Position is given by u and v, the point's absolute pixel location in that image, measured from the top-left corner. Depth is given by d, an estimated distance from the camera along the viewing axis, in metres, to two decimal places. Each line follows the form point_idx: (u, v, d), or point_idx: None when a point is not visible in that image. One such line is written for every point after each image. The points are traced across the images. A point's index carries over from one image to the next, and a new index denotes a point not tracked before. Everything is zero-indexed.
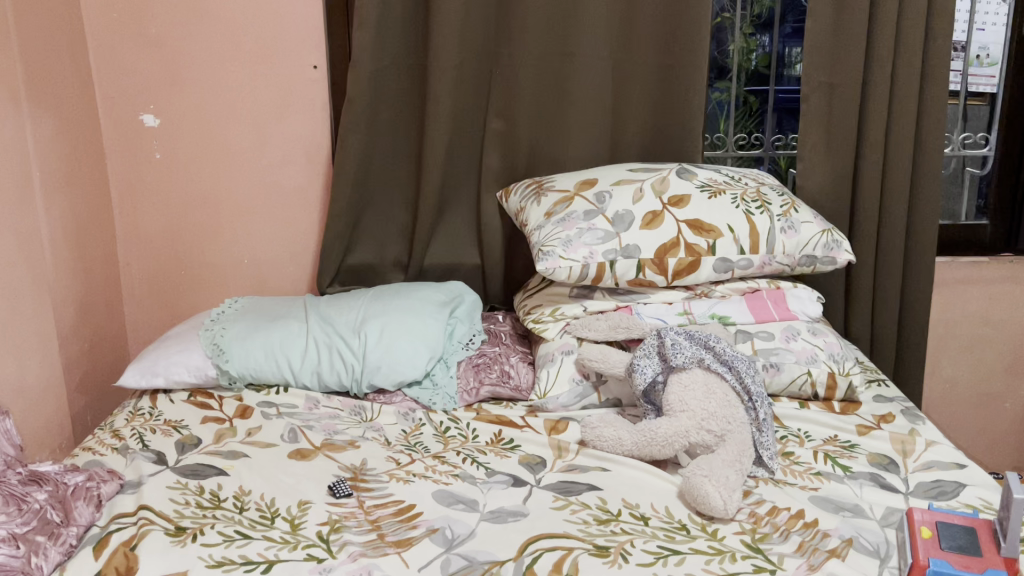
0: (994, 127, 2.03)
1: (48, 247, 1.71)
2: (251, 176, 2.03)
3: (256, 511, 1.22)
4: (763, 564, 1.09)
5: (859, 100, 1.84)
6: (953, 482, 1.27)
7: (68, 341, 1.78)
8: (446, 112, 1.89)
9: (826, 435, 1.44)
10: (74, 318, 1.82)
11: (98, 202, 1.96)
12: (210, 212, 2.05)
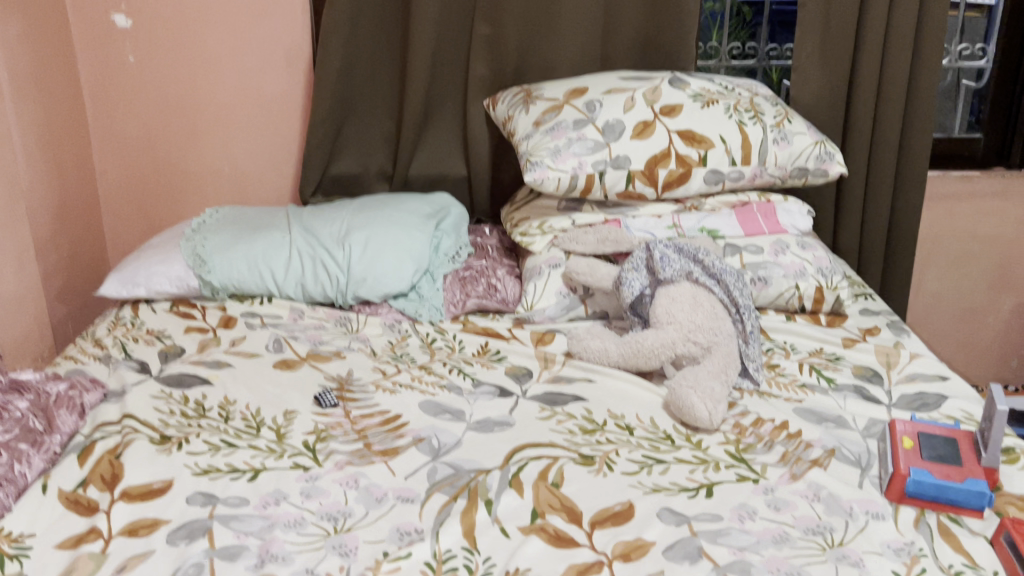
0: (992, 37, 1.98)
1: (19, 153, 1.66)
2: (230, 82, 1.96)
3: (241, 420, 1.22)
4: (746, 473, 1.10)
5: (858, 7, 1.78)
6: (936, 395, 1.28)
7: (45, 250, 1.75)
8: (431, 16, 1.81)
9: (812, 347, 1.44)
10: (50, 227, 1.78)
11: (71, 106, 1.90)
12: (187, 119, 1.99)
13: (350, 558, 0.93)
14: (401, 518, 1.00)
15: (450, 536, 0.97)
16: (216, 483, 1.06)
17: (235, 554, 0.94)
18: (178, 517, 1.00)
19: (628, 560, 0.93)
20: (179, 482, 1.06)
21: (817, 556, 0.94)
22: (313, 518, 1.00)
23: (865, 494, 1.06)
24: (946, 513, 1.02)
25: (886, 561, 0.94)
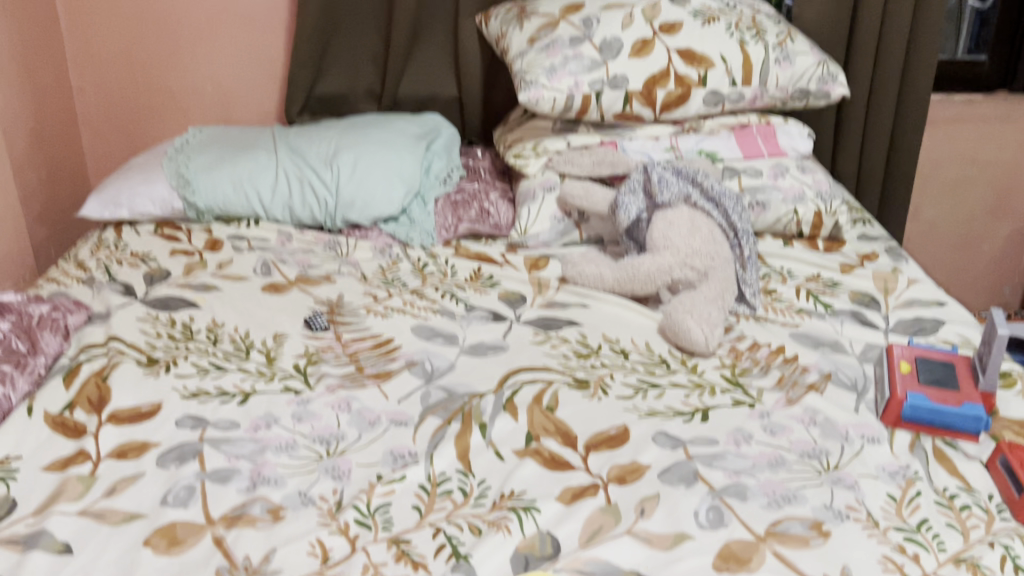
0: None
1: None
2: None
3: (230, 344, 1.20)
4: (742, 397, 1.09)
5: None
6: (933, 320, 1.27)
7: (23, 169, 1.69)
8: None
9: (809, 273, 1.42)
10: (28, 146, 1.72)
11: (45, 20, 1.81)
12: (166, 34, 1.91)
13: (343, 482, 0.92)
14: (395, 442, 0.99)
15: (443, 459, 0.96)
16: (206, 407, 1.05)
17: (226, 477, 0.92)
18: (167, 440, 0.98)
19: (623, 484, 0.93)
20: (167, 405, 1.05)
21: (813, 480, 0.93)
22: (305, 441, 0.99)
23: (861, 419, 1.05)
24: (941, 437, 1.02)
25: (881, 484, 0.93)
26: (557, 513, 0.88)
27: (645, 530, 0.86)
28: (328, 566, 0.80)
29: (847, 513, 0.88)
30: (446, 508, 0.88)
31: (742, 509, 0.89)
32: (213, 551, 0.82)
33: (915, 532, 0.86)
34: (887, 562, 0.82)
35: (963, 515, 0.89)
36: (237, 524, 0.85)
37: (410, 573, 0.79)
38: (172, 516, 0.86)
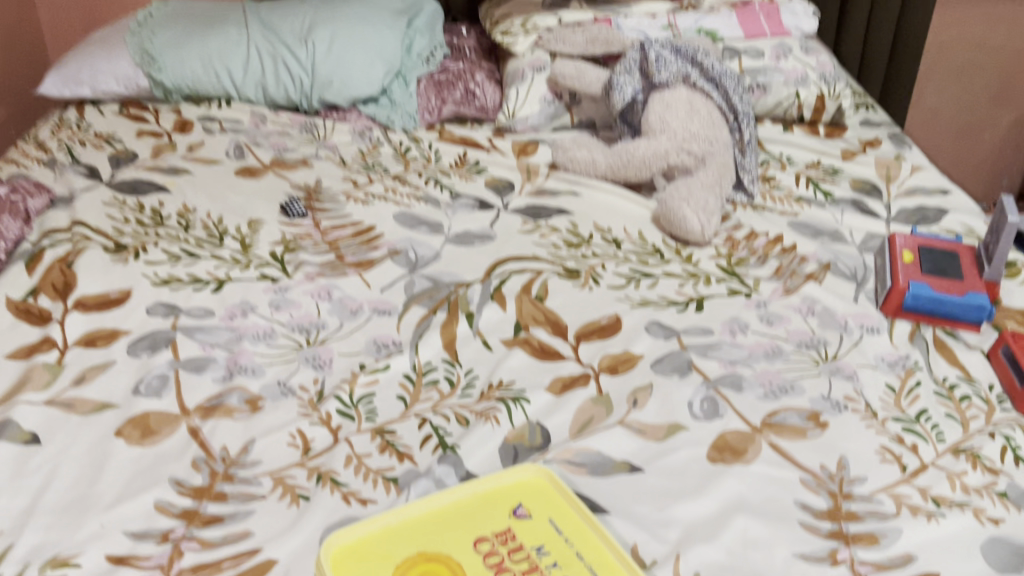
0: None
1: None
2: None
3: (203, 230, 1.14)
4: (738, 288, 1.05)
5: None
6: (936, 208, 1.22)
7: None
8: None
9: (809, 160, 1.36)
10: None
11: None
12: None
13: (324, 372, 0.88)
14: (378, 332, 0.95)
15: (429, 350, 0.92)
16: (178, 295, 0.99)
17: (201, 366, 0.88)
18: (138, 328, 0.93)
19: (615, 374, 0.89)
20: (137, 293, 0.99)
21: (811, 371, 0.90)
22: (284, 331, 0.94)
23: (860, 309, 1.01)
24: (941, 328, 0.98)
25: (880, 375, 0.90)
26: (547, 404, 0.85)
27: (637, 422, 0.83)
28: (309, 458, 0.77)
29: (845, 403, 0.85)
30: (432, 399, 0.85)
31: (738, 400, 0.86)
32: (189, 441, 0.78)
33: (915, 422, 0.83)
34: (887, 452, 0.79)
35: (963, 405, 0.86)
36: (214, 415, 0.81)
37: (395, 464, 0.76)
38: (144, 406, 0.82)
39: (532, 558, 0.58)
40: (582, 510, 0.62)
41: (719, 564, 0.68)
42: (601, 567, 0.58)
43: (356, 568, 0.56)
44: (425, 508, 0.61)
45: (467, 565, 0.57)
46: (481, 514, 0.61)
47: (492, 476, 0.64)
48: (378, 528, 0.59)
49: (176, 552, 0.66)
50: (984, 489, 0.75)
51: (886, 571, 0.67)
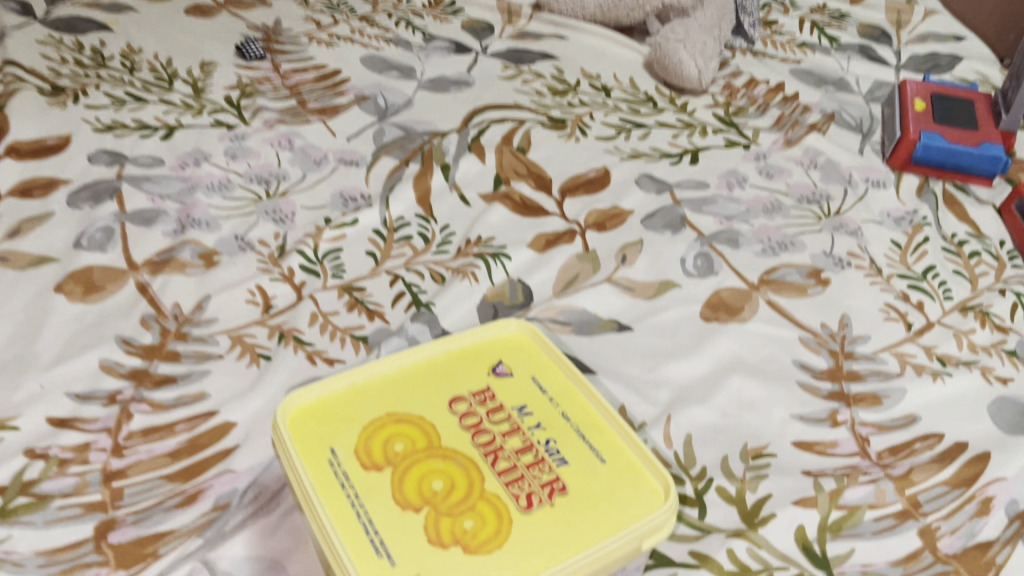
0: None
1: None
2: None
3: (150, 72, 1.03)
4: (736, 139, 0.97)
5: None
6: (949, 56, 1.13)
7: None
8: None
9: (814, 4, 1.25)
10: None
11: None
12: None
13: (287, 225, 0.81)
14: (345, 183, 0.87)
15: (400, 202, 0.84)
16: (123, 142, 0.90)
17: (150, 219, 0.80)
18: (79, 178, 0.85)
19: (603, 230, 0.82)
20: (78, 140, 0.90)
21: (813, 227, 0.84)
22: (241, 181, 0.86)
23: (866, 161, 0.94)
24: (951, 182, 0.92)
25: (886, 231, 0.84)
26: (529, 261, 0.78)
27: (626, 279, 0.77)
28: (270, 316, 0.70)
29: (848, 260, 0.80)
30: (405, 255, 0.78)
31: (734, 256, 0.80)
32: (137, 298, 0.71)
33: (921, 280, 0.78)
34: (891, 310, 0.74)
35: (972, 263, 0.80)
36: (164, 270, 0.74)
37: (364, 323, 0.70)
38: (88, 260, 0.74)
39: (513, 417, 0.53)
40: (567, 366, 0.56)
41: (711, 426, 0.63)
42: (588, 423, 0.52)
43: (318, 428, 0.50)
44: (395, 366, 0.55)
45: (441, 423, 0.51)
46: (456, 372, 0.55)
47: (468, 333, 0.58)
48: (341, 388, 0.53)
49: (124, 415, 0.61)
50: (992, 348, 0.71)
51: (889, 433, 0.63)
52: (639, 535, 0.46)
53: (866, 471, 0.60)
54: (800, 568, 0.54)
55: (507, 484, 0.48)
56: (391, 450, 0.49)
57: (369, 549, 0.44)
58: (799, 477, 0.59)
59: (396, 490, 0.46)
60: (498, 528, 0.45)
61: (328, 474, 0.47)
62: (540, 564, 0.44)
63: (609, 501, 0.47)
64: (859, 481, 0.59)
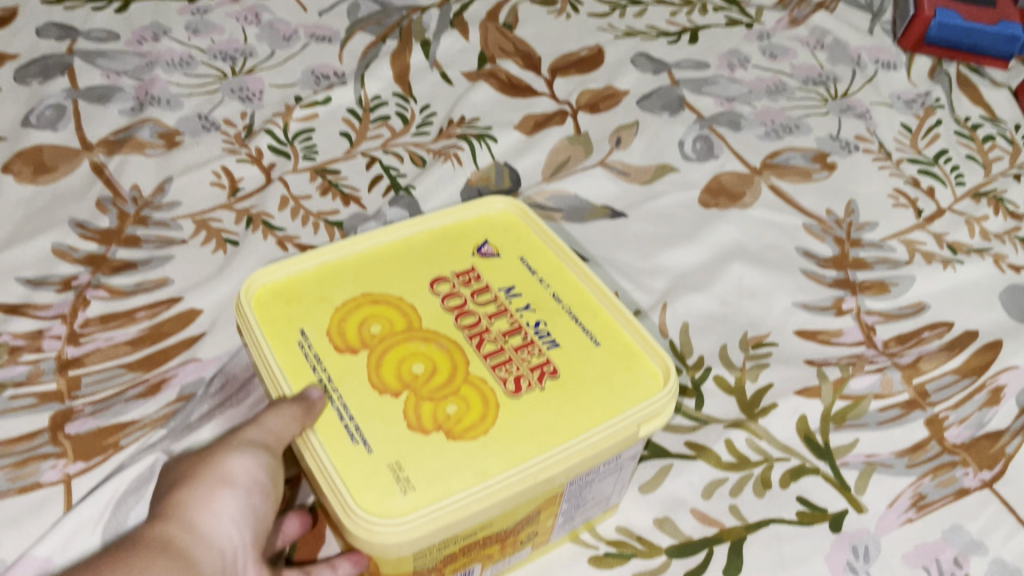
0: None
1: None
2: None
3: None
4: (738, 18, 0.91)
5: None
6: None
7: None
8: None
9: None
10: None
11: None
12: None
13: (254, 104, 0.75)
14: (317, 60, 0.80)
15: (377, 80, 0.77)
16: (74, 14, 0.83)
17: (106, 96, 0.74)
18: (26, 52, 0.78)
19: (595, 112, 0.76)
20: (25, 11, 0.82)
21: (819, 109, 0.79)
22: (204, 57, 0.79)
23: (876, 42, 0.88)
24: (966, 64, 0.86)
25: (896, 114, 0.79)
26: (517, 143, 0.73)
27: (620, 162, 0.72)
28: (237, 200, 0.65)
29: (856, 144, 0.75)
30: (383, 137, 0.72)
31: (735, 139, 0.75)
32: (92, 179, 0.66)
33: (932, 165, 0.73)
34: (900, 197, 0.70)
35: (985, 148, 0.76)
36: (121, 150, 0.68)
37: (339, 208, 0.66)
38: (38, 139, 0.68)
39: (500, 299, 0.49)
40: (558, 245, 0.52)
41: (709, 315, 0.60)
42: (581, 305, 0.49)
43: (287, 309, 0.47)
44: (370, 246, 0.51)
45: (421, 307, 0.48)
46: (438, 253, 0.51)
47: (451, 211, 0.54)
48: (313, 267, 0.49)
49: (80, 301, 0.56)
50: (1005, 235, 0.67)
51: (896, 322, 0.60)
52: (640, 418, 0.42)
53: (872, 360, 0.57)
54: (802, 459, 0.51)
55: (493, 368, 0.44)
56: (367, 333, 0.46)
57: (343, 434, 0.40)
58: (802, 367, 0.56)
59: (372, 374, 0.43)
60: (484, 412, 0.42)
61: (298, 358, 0.44)
62: (531, 449, 0.40)
63: (603, 384, 0.44)
64: (865, 371, 0.56)
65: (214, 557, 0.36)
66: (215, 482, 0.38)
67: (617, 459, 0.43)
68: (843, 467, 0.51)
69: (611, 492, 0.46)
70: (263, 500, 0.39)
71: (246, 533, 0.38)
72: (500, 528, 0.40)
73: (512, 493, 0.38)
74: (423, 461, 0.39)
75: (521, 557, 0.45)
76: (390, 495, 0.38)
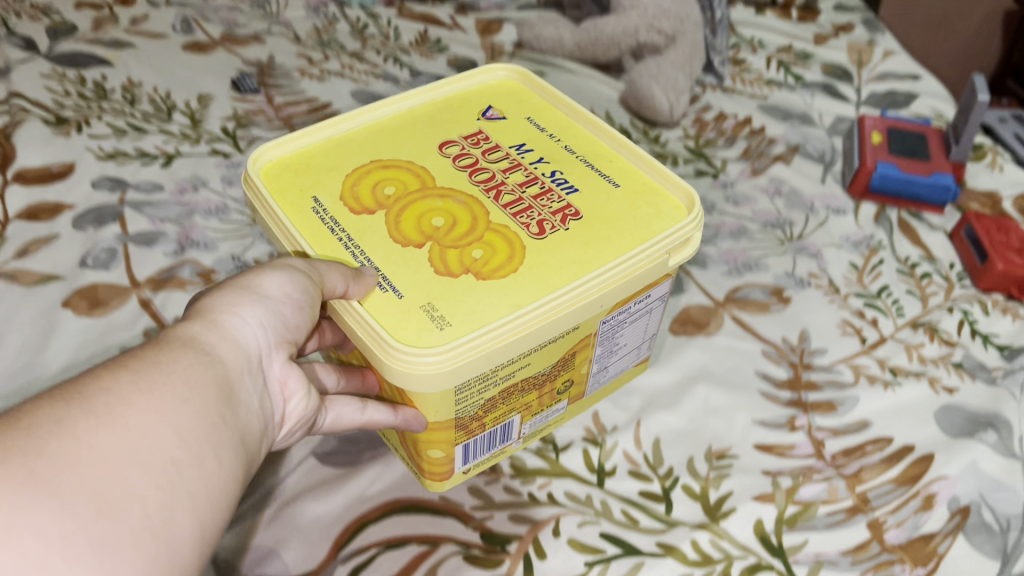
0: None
1: None
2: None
3: (150, 104, 1.08)
4: (705, 169, 1.03)
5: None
6: (906, 94, 1.20)
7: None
8: None
9: (780, 43, 1.30)
10: None
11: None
12: None
13: None
14: None
15: None
16: (125, 169, 0.95)
17: (151, 240, 0.85)
18: (82, 201, 0.90)
19: None
20: (81, 166, 0.95)
21: (776, 250, 0.90)
22: (237, 205, 0.91)
23: (827, 190, 1.00)
24: (906, 209, 0.97)
25: (845, 253, 0.90)
26: None
27: None
28: None
29: (809, 280, 0.85)
30: None
31: (703, 277, 0.85)
32: (140, 313, 0.76)
33: (875, 298, 0.83)
34: (847, 326, 0.79)
35: (923, 282, 0.86)
36: (166, 288, 0.79)
37: None
38: (92, 278, 0.79)
39: (514, 154, 0.72)
40: (560, 103, 0.78)
41: (679, 430, 0.68)
42: (585, 152, 0.72)
43: (294, 177, 0.67)
44: (362, 122, 0.73)
45: (430, 165, 0.69)
46: (449, 120, 0.75)
47: (447, 89, 0.78)
48: (320, 139, 0.71)
49: None
50: (940, 360, 0.76)
51: (843, 437, 0.68)
52: (672, 240, 0.62)
53: (820, 470, 0.65)
54: (759, 557, 0.59)
55: (516, 214, 0.64)
56: (380, 194, 0.65)
57: (377, 284, 0.57)
58: (759, 476, 0.64)
59: (390, 227, 0.62)
60: (510, 257, 0.60)
61: (314, 210, 0.64)
62: (563, 274, 0.59)
63: (618, 213, 0.65)
64: (813, 479, 0.64)
65: (238, 358, 0.46)
66: (244, 298, 0.49)
67: (648, 299, 0.64)
68: (795, 564, 0.59)
69: (633, 346, 0.67)
70: (292, 311, 0.51)
71: (276, 339, 0.49)
72: (539, 357, 0.59)
73: (542, 319, 0.56)
74: (456, 295, 0.57)
75: (559, 412, 0.66)
76: (429, 330, 0.54)
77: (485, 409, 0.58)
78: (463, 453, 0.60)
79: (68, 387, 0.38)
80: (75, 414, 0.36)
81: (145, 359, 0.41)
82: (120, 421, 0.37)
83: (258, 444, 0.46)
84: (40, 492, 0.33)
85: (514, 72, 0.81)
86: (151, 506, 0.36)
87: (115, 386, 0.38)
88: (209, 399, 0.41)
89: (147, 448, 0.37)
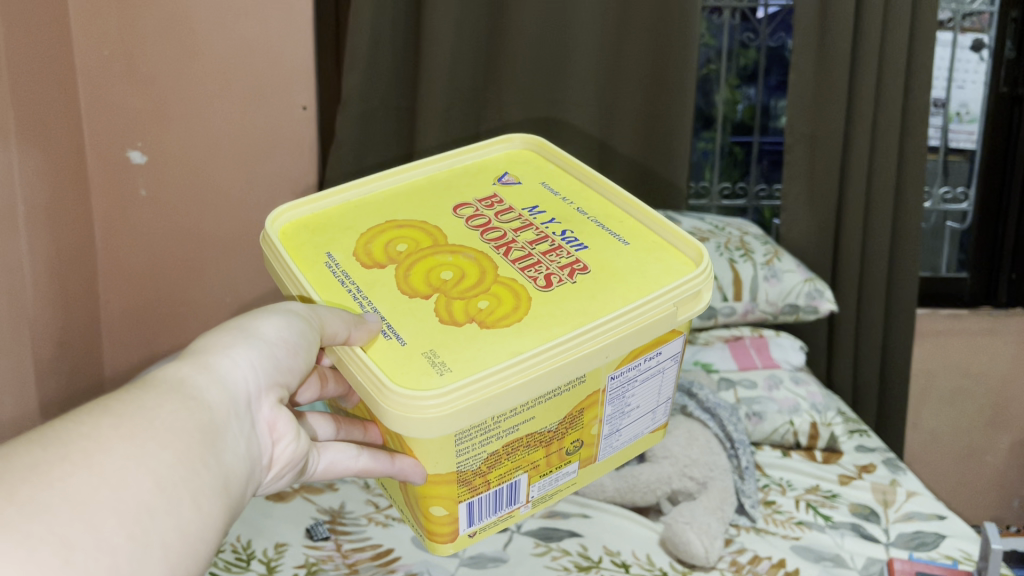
0: (976, 151, 1.89)
1: (47, 300, 1.49)
2: (234, 164, 1.72)
3: (231, 552, 1.16)
4: None
5: (850, 59, 1.62)
6: (933, 533, 1.28)
7: (47, 397, 1.49)
8: None
9: (808, 484, 1.41)
10: (56, 365, 1.54)
11: (80, 200, 1.66)
12: (184, 258, 1.78)
13: None
14: None
15: None
16: None
17: None
18: None
19: None
20: None
21: None
22: None
23: None
24: None
25: None
26: None
27: None
28: None
29: None
30: None
31: None
32: None
33: None
34: None
35: None
36: None
37: None
38: None
39: (527, 216, 0.83)
40: (573, 167, 0.88)
41: None
42: (598, 214, 0.83)
43: (310, 236, 0.79)
44: (382, 186, 0.85)
45: (444, 224, 0.80)
46: (472, 184, 0.87)
47: (457, 156, 0.89)
48: (338, 201, 0.84)
49: None
50: None
51: None
52: (676, 294, 0.72)
53: None
54: None
55: (523, 270, 0.75)
56: (394, 249, 0.77)
57: (381, 331, 0.69)
58: None
59: (403, 286, 0.73)
60: (517, 308, 0.71)
61: (327, 266, 0.75)
62: (567, 322, 0.69)
63: (626, 267, 0.75)
64: None
65: (225, 403, 0.55)
66: (240, 344, 0.60)
67: (659, 357, 0.75)
68: None
69: (648, 410, 0.77)
70: (285, 353, 0.63)
71: (268, 385, 0.60)
72: (543, 413, 0.68)
73: (529, 375, 0.65)
74: (459, 343, 0.67)
75: (572, 472, 0.74)
76: (430, 376, 0.64)
77: (488, 465, 0.68)
78: (467, 514, 0.70)
79: (52, 431, 0.45)
80: (55, 461, 0.43)
81: (126, 406, 0.48)
82: (98, 467, 0.44)
83: (247, 481, 0.56)
84: (13, 540, 0.39)
85: (530, 142, 0.93)
86: (123, 560, 0.42)
87: (94, 433, 0.46)
88: (189, 441, 0.49)
89: (123, 498, 0.44)
